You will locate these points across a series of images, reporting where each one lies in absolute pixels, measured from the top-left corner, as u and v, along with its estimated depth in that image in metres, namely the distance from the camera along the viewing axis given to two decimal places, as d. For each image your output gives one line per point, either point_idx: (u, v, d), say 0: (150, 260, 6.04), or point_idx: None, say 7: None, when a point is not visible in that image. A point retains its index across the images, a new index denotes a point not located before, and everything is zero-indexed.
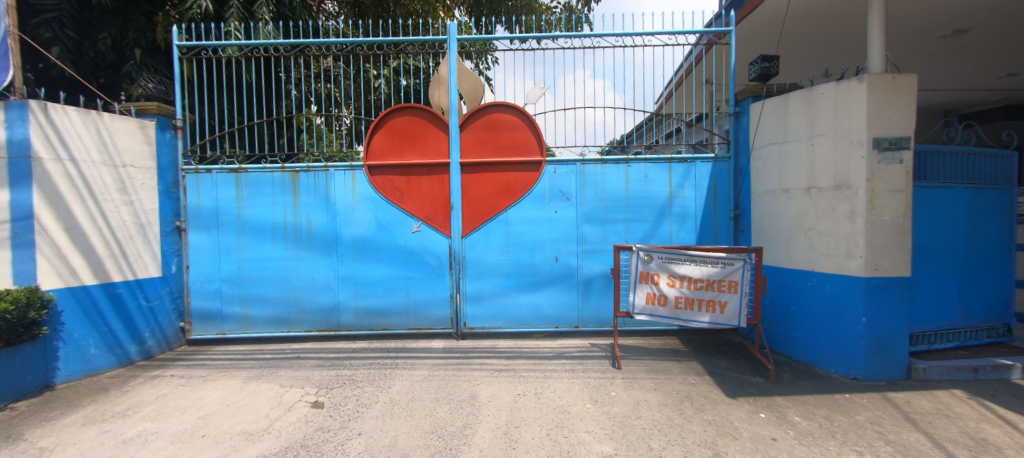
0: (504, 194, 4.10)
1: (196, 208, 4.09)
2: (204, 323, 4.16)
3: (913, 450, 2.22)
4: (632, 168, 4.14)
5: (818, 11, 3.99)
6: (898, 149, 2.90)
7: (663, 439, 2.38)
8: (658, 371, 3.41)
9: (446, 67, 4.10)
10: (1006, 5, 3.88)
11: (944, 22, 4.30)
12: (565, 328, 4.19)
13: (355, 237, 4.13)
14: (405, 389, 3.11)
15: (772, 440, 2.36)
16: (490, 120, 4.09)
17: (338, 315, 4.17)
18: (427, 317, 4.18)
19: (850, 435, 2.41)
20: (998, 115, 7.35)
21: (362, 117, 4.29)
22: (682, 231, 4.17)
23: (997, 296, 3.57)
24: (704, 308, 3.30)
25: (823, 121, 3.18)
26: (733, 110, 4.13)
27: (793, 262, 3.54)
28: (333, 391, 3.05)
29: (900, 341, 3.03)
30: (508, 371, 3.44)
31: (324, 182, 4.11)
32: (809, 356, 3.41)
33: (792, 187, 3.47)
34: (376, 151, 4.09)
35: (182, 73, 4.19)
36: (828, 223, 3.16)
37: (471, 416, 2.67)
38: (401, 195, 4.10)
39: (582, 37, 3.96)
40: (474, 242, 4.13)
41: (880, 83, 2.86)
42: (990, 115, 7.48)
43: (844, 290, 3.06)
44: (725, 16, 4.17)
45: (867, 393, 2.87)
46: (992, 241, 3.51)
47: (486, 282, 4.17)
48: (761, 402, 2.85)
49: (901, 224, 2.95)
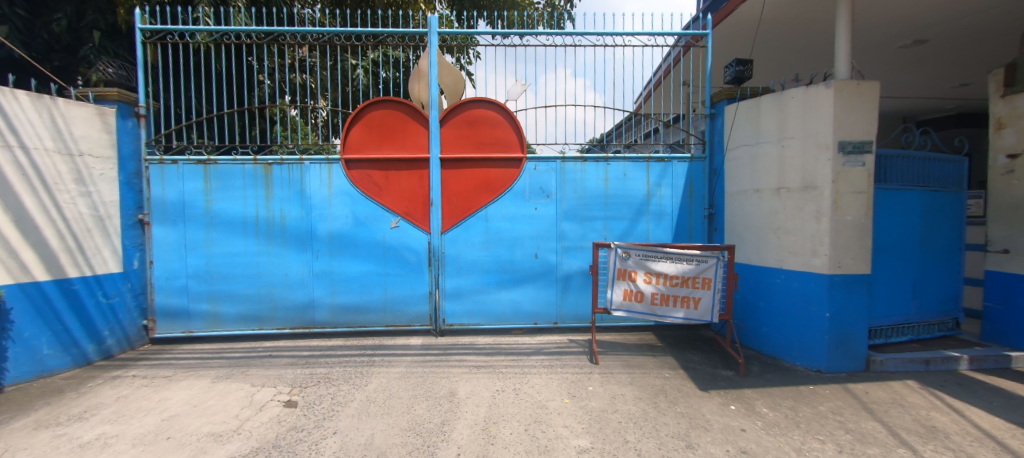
0: (485, 190, 4.08)
1: (161, 201, 3.91)
2: (169, 321, 3.98)
3: (870, 438, 2.35)
4: (611, 166, 4.19)
5: (790, 18, 4.12)
6: (861, 152, 3.05)
7: (639, 431, 2.44)
8: (634, 366, 3.48)
9: (426, 60, 4.02)
10: (961, 19, 4.10)
11: (907, 33, 4.50)
12: (544, 324, 4.22)
13: (331, 232, 4.03)
14: (382, 387, 3.06)
15: (741, 430, 2.45)
16: (471, 116, 4.05)
17: (313, 312, 4.07)
18: (405, 314, 4.13)
19: (813, 424, 2.52)
20: (951, 122, 7.85)
21: (339, 111, 4.17)
22: (658, 229, 4.25)
23: (948, 292, 3.79)
24: (679, 304, 3.38)
25: (793, 124, 3.30)
26: (709, 111, 4.23)
27: (762, 260, 3.67)
28: (308, 390, 2.98)
29: (860, 335, 3.19)
30: (487, 368, 3.44)
31: (298, 176, 3.98)
32: (775, 350, 3.55)
33: (763, 187, 3.59)
34: (353, 144, 3.99)
35: (145, 58, 3.96)
36: (796, 223, 3.29)
37: (449, 412, 2.65)
38: (380, 190, 4.02)
39: (565, 35, 3.96)
40: (454, 238, 4.10)
41: (845, 89, 3.00)
42: (944, 123, 7.96)
43: (810, 287, 3.20)
44: (703, 20, 4.26)
45: (830, 385, 3.02)
46: (944, 241, 3.72)
47: (465, 279, 4.15)
48: (732, 395, 2.95)
49: (862, 224, 3.11)
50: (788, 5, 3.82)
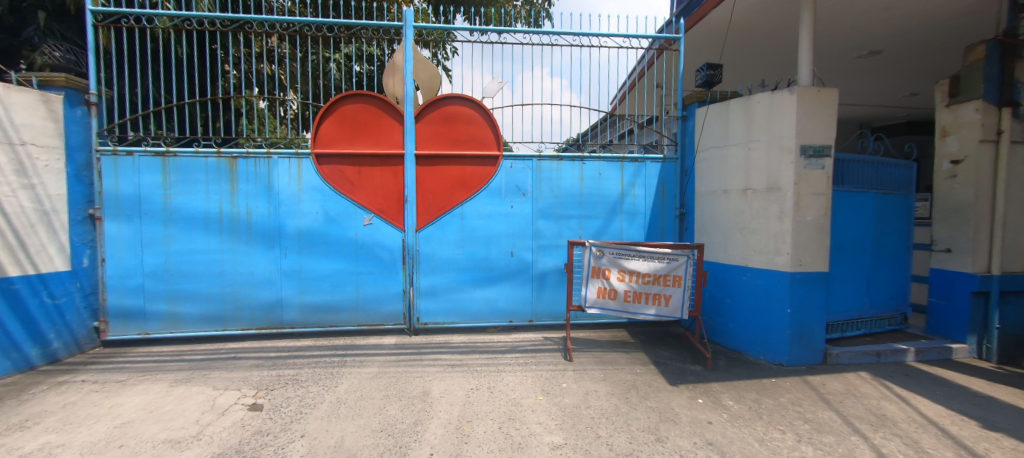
0: (461, 187, 4.05)
1: (113, 195, 3.66)
2: (123, 323, 3.75)
3: (826, 427, 2.48)
4: (587, 166, 4.23)
5: (757, 25, 4.27)
6: (821, 156, 3.20)
7: (611, 426, 2.47)
8: (607, 363, 3.53)
9: (401, 55, 3.94)
10: (912, 32, 4.37)
11: (865, 43, 4.74)
12: (519, 322, 4.23)
13: (300, 229, 3.90)
14: (353, 388, 2.99)
15: (708, 423, 2.53)
16: (447, 112, 4.01)
17: (280, 312, 3.93)
18: (378, 313, 4.05)
19: (774, 415, 2.63)
20: (901, 129, 8.37)
21: (310, 103, 4.04)
22: (632, 228, 4.33)
23: (897, 288, 4.04)
24: (651, 301, 3.46)
25: (758, 128, 3.43)
26: (681, 114, 4.33)
27: (729, 258, 3.80)
28: (274, 392, 2.87)
29: (818, 330, 3.35)
30: (462, 366, 3.41)
31: (265, 170, 3.83)
32: (741, 345, 3.68)
33: (731, 188, 3.71)
34: (324, 138, 3.86)
35: (97, 43, 3.70)
36: (761, 222, 3.43)
37: (423, 412, 2.61)
38: (352, 187, 3.92)
39: (542, 34, 3.97)
40: (429, 236, 4.05)
41: (807, 96, 3.14)
42: (895, 129, 8.48)
43: (773, 284, 3.34)
44: (676, 24, 4.37)
45: (790, 378, 3.16)
46: (894, 240, 3.96)
47: (440, 277, 4.10)
48: (699, 389, 3.04)
49: (822, 224, 3.26)
50: (755, 12, 3.96)
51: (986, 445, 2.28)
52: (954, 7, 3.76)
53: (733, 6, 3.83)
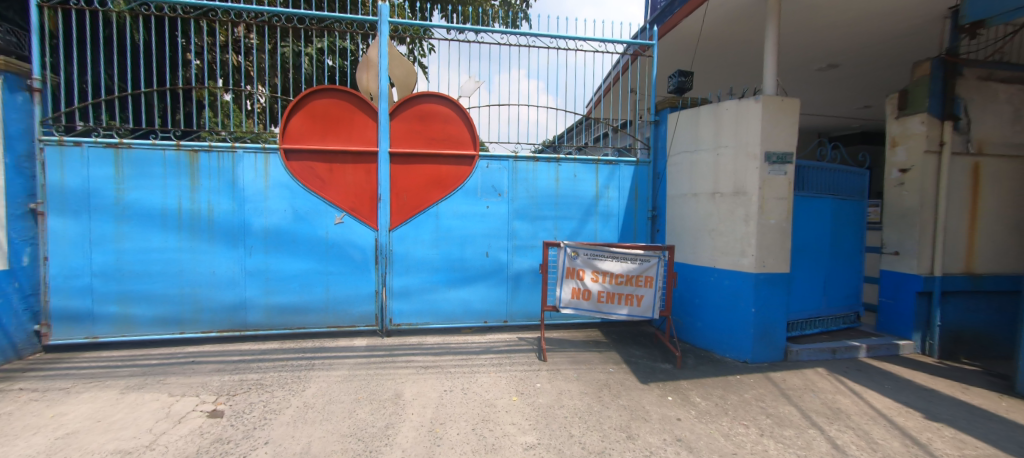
0: (436, 187, 4.00)
1: (57, 188, 3.39)
2: (68, 326, 3.48)
3: (786, 421, 2.59)
4: (562, 167, 4.27)
5: (727, 34, 4.42)
6: (783, 163, 3.35)
7: (583, 425, 2.50)
8: (581, 362, 3.57)
9: (376, 50, 3.86)
10: (867, 48, 4.64)
11: (824, 57, 5.00)
12: (494, 323, 4.22)
13: (266, 227, 3.75)
14: (321, 391, 2.89)
15: (677, 419, 2.60)
16: (422, 110, 3.95)
17: (244, 314, 3.76)
18: (348, 314, 3.94)
19: (739, 411, 2.73)
20: (856, 139, 8.91)
21: (278, 96, 3.89)
22: (606, 229, 4.40)
23: (851, 288, 4.28)
24: (623, 301, 3.52)
25: (726, 135, 3.56)
26: (654, 118, 4.43)
27: (697, 260, 3.92)
28: (236, 398, 2.74)
29: (778, 328, 3.50)
30: (435, 368, 3.36)
31: (229, 165, 3.66)
32: (708, 344, 3.80)
33: (700, 192, 3.82)
34: (292, 133, 3.72)
35: (42, 25, 3.42)
36: (728, 225, 3.55)
37: (394, 415, 2.56)
38: (323, 184, 3.80)
39: (520, 34, 3.97)
40: (402, 236, 3.98)
41: (772, 105, 3.29)
42: (850, 139, 9.01)
43: (739, 285, 3.47)
44: (650, 31, 4.47)
45: (754, 374, 3.29)
46: (848, 243, 4.20)
47: (414, 278, 4.03)
48: (669, 386, 3.12)
49: (783, 227, 3.42)
50: (725, 22, 4.09)
51: (929, 435, 2.44)
52: (904, 24, 4.02)
53: (705, 15, 3.94)
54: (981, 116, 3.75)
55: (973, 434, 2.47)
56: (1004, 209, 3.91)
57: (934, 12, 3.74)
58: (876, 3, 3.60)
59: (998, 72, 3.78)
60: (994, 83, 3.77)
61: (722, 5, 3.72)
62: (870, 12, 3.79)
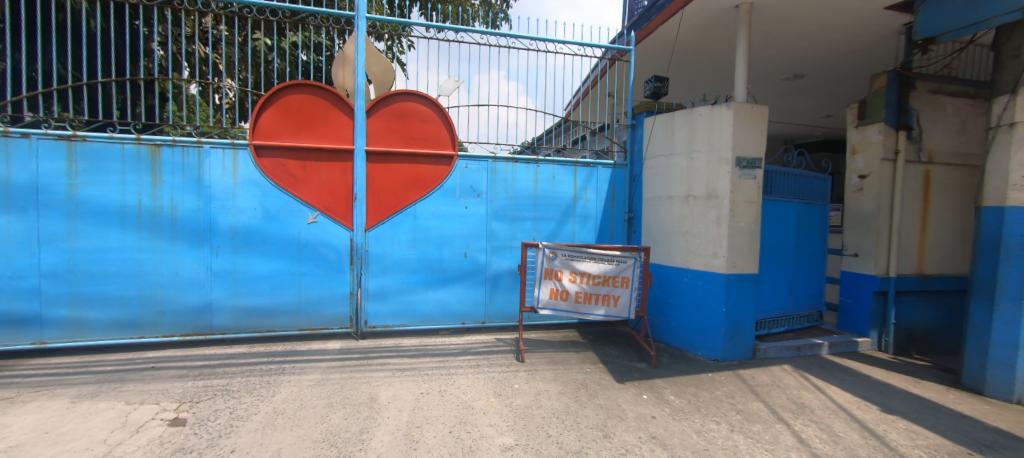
0: (414, 186, 3.95)
1: (2, 182, 3.14)
2: (12, 331, 3.22)
3: (755, 417, 2.69)
4: (541, 168, 4.29)
5: (701, 42, 4.55)
6: (752, 168, 3.49)
7: (561, 425, 2.51)
8: (558, 363, 3.59)
9: (352, 46, 3.78)
10: (830, 60, 4.88)
11: (791, 67, 5.21)
12: (472, 324, 4.19)
13: (235, 226, 3.61)
14: (292, 396, 2.79)
15: (652, 417, 2.65)
16: (401, 108, 3.89)
17: (209, 316, 3.60)
18: (321, 316, 3.83)
19: (711, 408, 2.81)
20: (818, 147, 9.37)
21: (249, 90, 3.75)
22: (584, 230, 4.46)
23: (815, 288, 4.48)
24: (600, 302, 3.57)
25: (699, 139, 3.67)
26: (631, 122, 4.50)
27: (672, 261, 4.01)
28: (200, 404, 2.61)
29: (747, 327, 3.63)
30: (412, 370, 3.31)
31: (194, 161, 3.50)
32: (681, 343, 3.90)
33: (675, 195, 3.92)
34: (264, 129, 3.59)
35: None
36: (700, 227, 3.66)
37: (369, 419, 2.50)
38: (296, 182, 3.69)
39: (500, 35, 3.98)
40: (379, 236, 3.90)
41: (742, 112, 3.42)
42: (813, 146, 9.46)
43: (711, 285, 3.57)
44: (627, 36, 4.56)
45: (724, 372, 3.40)
46: (812, 245, 4.39)
47: (390, 278, 3.96)
48: (644, 385, 3.18)
49: (753, 230, 3.55)
50: (699, 30, 4.21)
51: (885, 427, 2.58)
52: (863, 38, 4.26)
53: (681, 23, 4.05)
54: (932, 126, 4.00)
55: (924, 425, 2.63)
56: (951, 214, 4.18)
57: (890, 27, 3.98)
58: (838, 16, 3.79)
59: (947, 86, 4.05)
60: (943, 96, 4.03)
61: (697, 13, 3.82)
62: (833, 25, 3.99)
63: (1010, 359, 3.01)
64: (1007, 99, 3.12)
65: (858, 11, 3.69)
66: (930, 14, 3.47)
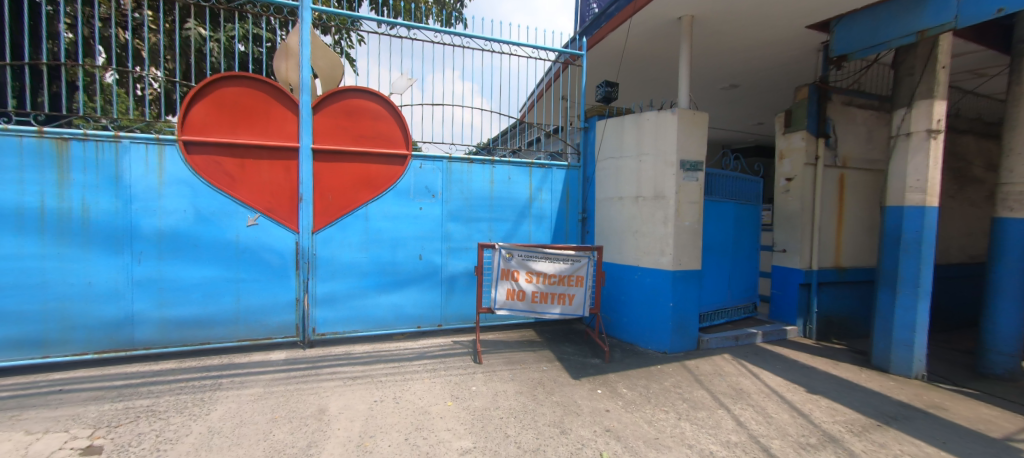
0: (365, 186, 3.80)
1: None
2: None
3: (699, 404, 2.86)
4: (497, 169, 4.30)
5: (647, 50, 4.79)
6: (694, 170, 3.72)
7: (519, 425, 2.52)
8: (516, 362, 3.62)
9: (296, 38, 3.59)
10: (762, 72, 5.32)
11: (728, 77, 5.62)
12: (427, 327, 4.13)
13: (161, 230, 3.29)
14: (230, 413, 2.57)
15: (606, 411, 2.74)
16: (349, 105, 3.74)
17: (131, 330, 3.24)
18: (263, 326, 3.59)
19: (660, 398, 2.96)
20: (752, 151, 10.19)
21: (178, 81, 3.42)
22: (539, 231, 4.53)
23: (750, 282, 4.86)
24: (556, 301, 3.64)
25: (647, 143, 3.85)
26: (584, 125, 4.64)
27: (623, 259, 4.17)
28: (120, 429, 2.33)
29: (691, 320, 3.86)
30: (365, 378, 3.18)
31: (111, 157, 3.14)
32: (632, 337, 4.07)
33: (625, 195, 4.08)
34: (195, 124, 3.30)
35: None
36: (649, 226, 3.84)
37: (318, 432, 2.37)
38: (233, 182, 3.43)
39: (454, 34, 3.94)
40: (328, 238, 3.72)
41: (685, 118, 3.64)
42: (747, 151, 10.28)
43: (658, 282, 3.76)
44: (579, 41, 4.70)
45: (672, 363, 3.59)
46: (747, 242, 4.76)
47: (341, 283, 3.80)
48: (599, 380, 3.28)
49: (695, 229, 3.79)
50: (646, 39, 4.42)
51: (810, 405, 2.86)
52: (788, 53, 4.69)
53: (629, 31, 4.23)
54: (845, 135, 4.48)
55: (842, 402, 2.94)
56: (862, 213, 4.71)
57: (811, 44, 4.41)
58: (767, 33, 4.15)
59: (856, 99, 4.55)
60: (854, 108, 4.53)
61: (643, 22, 4.01)
62: (763, 40, 4.35)
63: (909, 340, 3.46)
64: (904, 112, 3.56)
65: (784, 29, 4.06)
66: (845, 33, 3.88)
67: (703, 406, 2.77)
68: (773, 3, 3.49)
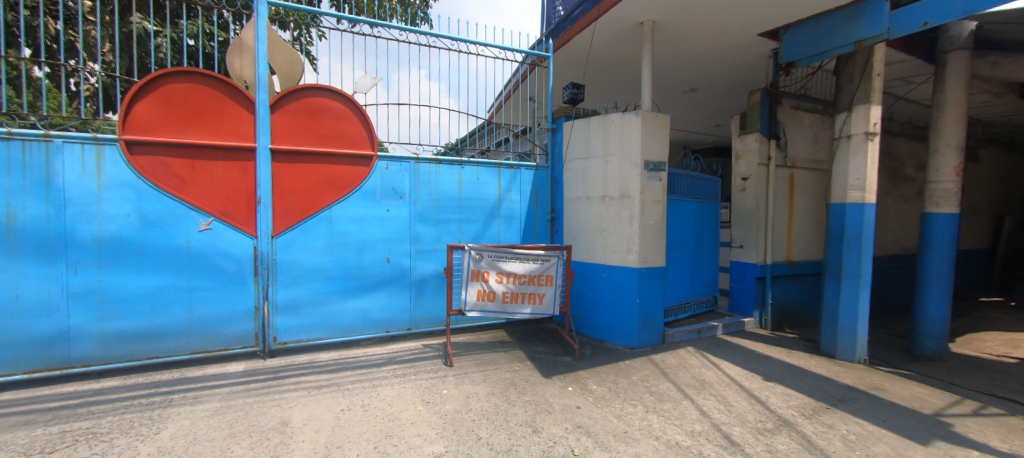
0: (328, 188, 3.68)
1: None
2: None
3: (665, 396, 2.96)
4: (465, 170, 4.28)
5: (612, 54, 4.92)
6: (658, 171, 3.86)
7: (491, 426, 2.52)
8: (487, 363, 3.61)
9: (251, 33, 3.43)
10: (718, 77, 5.60)
11: (688, 81, 5.86)
12: (396, 332, 4.05)
13: (101, 237, 3.04)
14: (182, 431, 2.40)
15: (577, 408, 2.78)
16: (310, 104, 3.61)
17: (67, 346, 2.96)
18: (218, 336, 3.40)
19: (628, 392, 3.04)
20: (710, 152, 10.70)
21: (118, 75, 3.10)
22: (509, 231, 4.55)
23: (711, 277, 5.08)
24: (527, 301, 3.66)
25: (613, 144, 3.95)
26: (551, 126, 4.69)
27: (592, 257, 4.24)
28: (54, 455, 2.10)
29: (657, 315, 3.99)
30: (331, 387, 3.08)
31: (40, 158, 2.86)
32: (601, 334, 4.16)
33: (592, 195, 4.16)
34: (138, 122, 3.07)
35: None
36: (616, 225, 3.94)
37: (280, 446, 2.26)
38: (183, 184, 3.23)
39: (419, 33, 3.89)
40: (289, 242, 3.58)
41: (648, 119, 3.77)
42: (707, 152, 10.78)
43: (625, 279, 3.87)
44: (545, 44, 4.76)
45: (639, 358, 3.70)
46: (708, 239, 4.98)
47: (304, 289, 3.66)
48: (569, 377, 3.33)
49: (660, 227, 3.92)
50: (610, 42, 4.54)
51: (767, 392, 3.03)
52: (742, 60, 4.95)
53: (594, 35, 4.32)
54: (794, 137, 4.78)
55: (795, 388, 3.13)
56: (810, 210, 5.04)
57: (762, 51, 4.68)
58: (722, 39, 4.36)
59: (804, 103, 4.87)
60: (801, 112, 4.84)
61: (607, 26, 4.11)
62: (718, 47, 4.57)
63: (852, 327, 3.74)
64: (845, 116, 3.84)
65: (737, 36, 4.29)
66: (792, 41, 4.14)
67: (669, 398, 2.87)
68: (727, 11, 3.67)
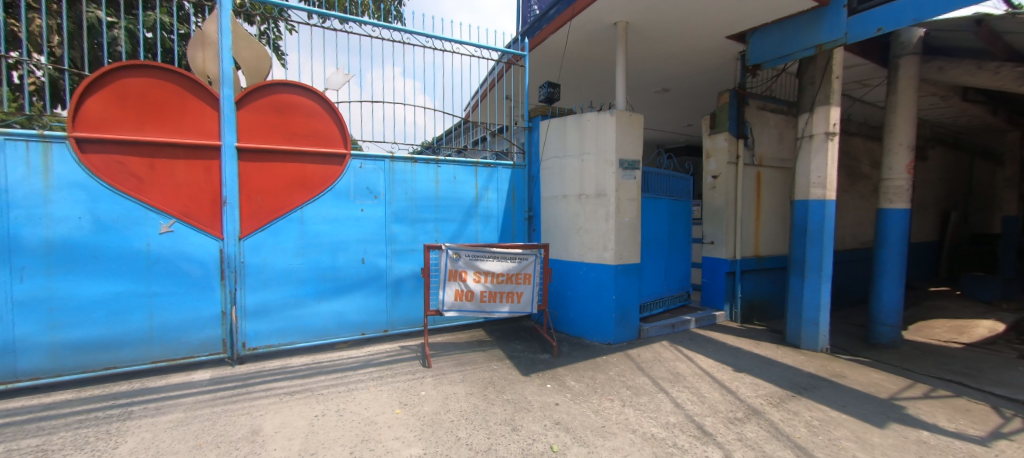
0: (299, 188, 3.58)
1: None
2: None
3: (641, 390, 3.03)
4: (441, 169, 4.25)
5: (586, 54, 4.99)
6: (632, 169, 3.94)
7: (470, 426, 2.51)
8: (466, 363, 3.60)
9: (214, 26, 3.29)
10: (689, 77, 5.75)
11: (661, 82, 6.00)
12: (372, 334, 3.98)
13: (50, 241, 2.84)
14: (143, 444, 2.28)
15: (555, 404, 2.81)
16: (278, 101, 3.49)
17: (11, 358, 2.75)
18: (182, 344, 3.26)
19: (606, 387, 3.09)
20: (683, 151, 11.02)
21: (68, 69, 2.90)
22: (486, 230, 4.55)
23: (684, 272, 5.22)
24: (505, 299, 3.67)
25: (588, 142, 4.00)
26: (528, 125, 4.71)
27: (569, 255, 4.28)
28: None
29: (632, 311, 4.08)
30: (304, 392, 2.99)
31: None
32: (579, 331, 4.21)
33: (569, 194, 4.20)
34: (89, 118, 2.88)
35: None
36: (592, 223, 3.99)
37: (250, 455, 2.18)
38: (141, 185, 3.07)
39: (393, 29, 3.83)
40: (258, 244, 3.46)
41: (622, 119, 3.85)
42: (679, 151, 11.09)
43: (602, 276, 3.93)
44: (521, 42, 4.76)
45: (616, 353, 3.78)
46: (681, 235, 5.12)
47: (274, 292, 3.54)
48: (548, 374, 3.36)
49: (635, 224, 4.00)
50: (585, 42, 4.59)
51: (737, 383, 3.14)
52: (712, 61, 5.12)
53: (569, 34, 4.37)
54: (761, 136, 4.98)
55: (763, 377, 3.26)
56: (776, 206, 5.26)
57: (730, 53, 4.85)
58: (693, 41, 4.49)
59: (769, 104, 5.07)
60: (767, 113, 5.04)
61: (582, 26, 4.15)
62: (689, 48, 4.70)
63: (815, 318, 3.94)
64: (807, 117, 4.02)
65: (707, 39, 4.42)
66: (758, 44, 4.30)
67: (645, 392, 2.94)
68: (697, 13, 3.78)
